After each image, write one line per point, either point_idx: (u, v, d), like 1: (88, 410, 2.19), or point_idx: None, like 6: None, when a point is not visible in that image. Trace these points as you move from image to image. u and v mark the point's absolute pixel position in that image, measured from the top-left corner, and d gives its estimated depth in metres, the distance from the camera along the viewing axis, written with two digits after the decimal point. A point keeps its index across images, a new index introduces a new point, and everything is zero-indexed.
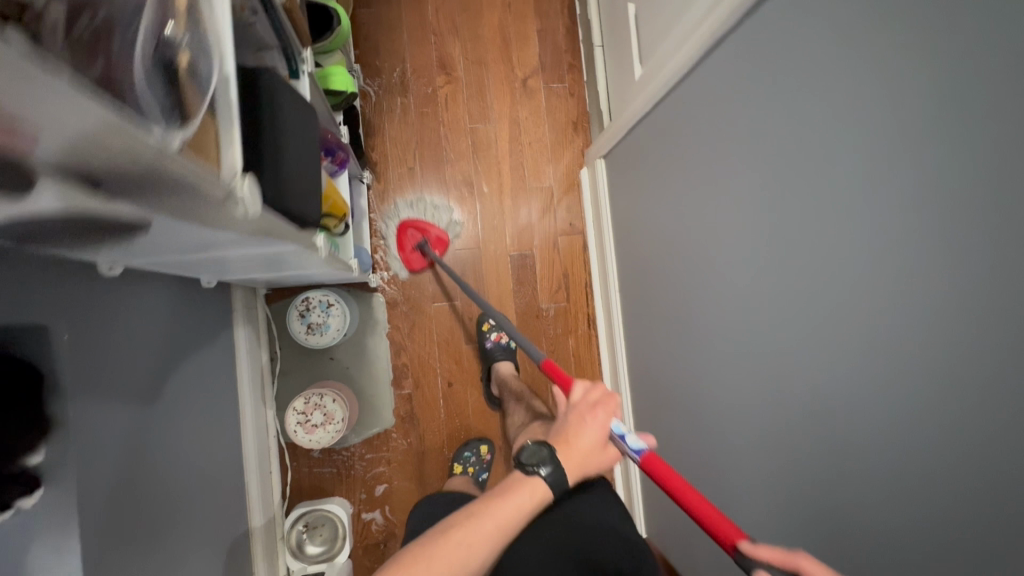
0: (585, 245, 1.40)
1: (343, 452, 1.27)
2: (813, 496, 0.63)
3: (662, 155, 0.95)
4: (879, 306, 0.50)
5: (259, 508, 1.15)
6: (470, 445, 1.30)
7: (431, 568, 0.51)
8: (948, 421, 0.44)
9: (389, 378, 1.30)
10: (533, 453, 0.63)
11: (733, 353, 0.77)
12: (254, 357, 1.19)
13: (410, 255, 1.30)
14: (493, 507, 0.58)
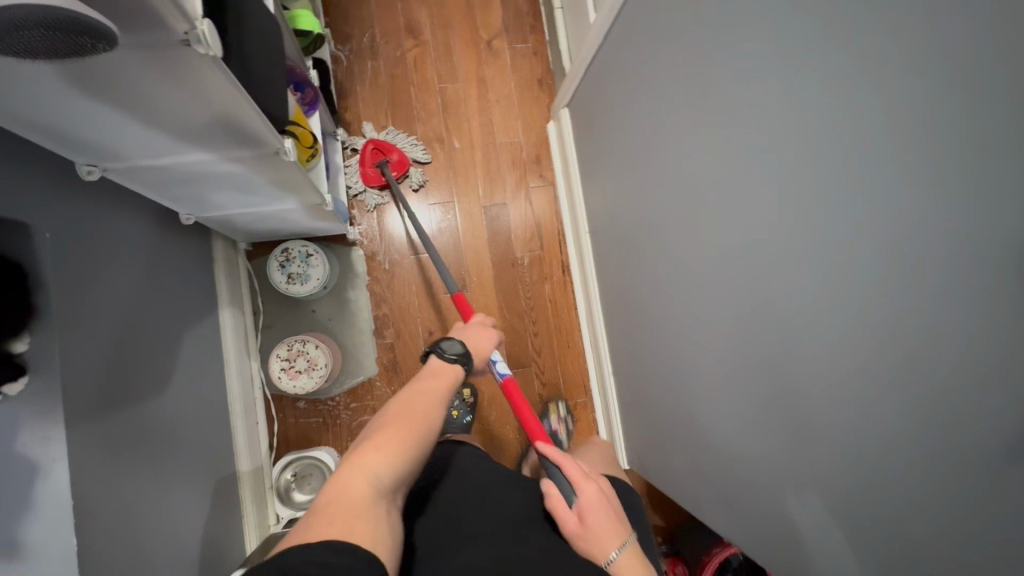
0: (555, 195, 1.46)
1: (328, 402, 1.30)
2: (761, 345, 0.68)
3: (612, 80, 1.01)
4: (789, 137, 0.55)
5: (246, 454, 1.17)
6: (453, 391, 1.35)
7: (411, 399, 0.62)
8: (850, 217, 0.49)
9: (370, 329, 1.33)
10: (448, 343, 0.77)
11: (684, 241, 0.82)
12: (237, 308, 1.23)
13: (370, 171, 1.34)
14: (433, 374, 0.71)
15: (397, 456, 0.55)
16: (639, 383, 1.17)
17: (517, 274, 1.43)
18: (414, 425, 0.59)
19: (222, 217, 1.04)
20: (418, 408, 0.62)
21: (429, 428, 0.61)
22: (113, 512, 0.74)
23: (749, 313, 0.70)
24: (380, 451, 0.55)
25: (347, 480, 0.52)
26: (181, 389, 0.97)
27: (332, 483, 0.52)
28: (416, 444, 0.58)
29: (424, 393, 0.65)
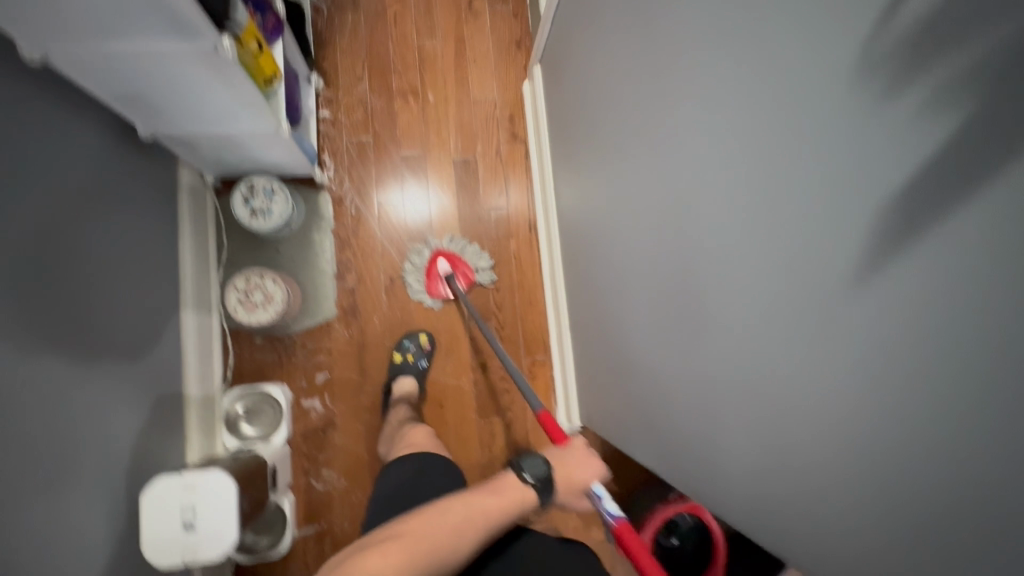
0: (526, 154, 1.48)
1: (285, 340, 1.32)
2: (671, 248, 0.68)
3: (569, 20, 1.02)
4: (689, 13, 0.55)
5: (195, 380, 1.19)
6: (410, 335, 1.35)
7: (438, 526, 0.70)
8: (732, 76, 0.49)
9: (332, 271, 1.35)
10: (531, 463, 0.86)
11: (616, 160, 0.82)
12: (200, 239, 1.25)
13: (433, 283, 1.37)
14: (496, 493, 0.80)
15: (398, 568, 0.62)
16: (591, 332, 1.16)
17: (484, 229, 1.44)
18: (443, 552, 0.67)
19: (184, 138, 1.07)
20: (451, 518, 0.72)
21: (452, 551, 0.69)
22: (43, 388, 0.76)
23: (665, 220, 0.70)
24: (398, 545, 0.65)
25: (349, 573, 0.61)
26: (130, 297, 1.00)
27: (337, 569, 0.62)
28: (426, 565, 0.65)
29: (474, 512, 0.74)
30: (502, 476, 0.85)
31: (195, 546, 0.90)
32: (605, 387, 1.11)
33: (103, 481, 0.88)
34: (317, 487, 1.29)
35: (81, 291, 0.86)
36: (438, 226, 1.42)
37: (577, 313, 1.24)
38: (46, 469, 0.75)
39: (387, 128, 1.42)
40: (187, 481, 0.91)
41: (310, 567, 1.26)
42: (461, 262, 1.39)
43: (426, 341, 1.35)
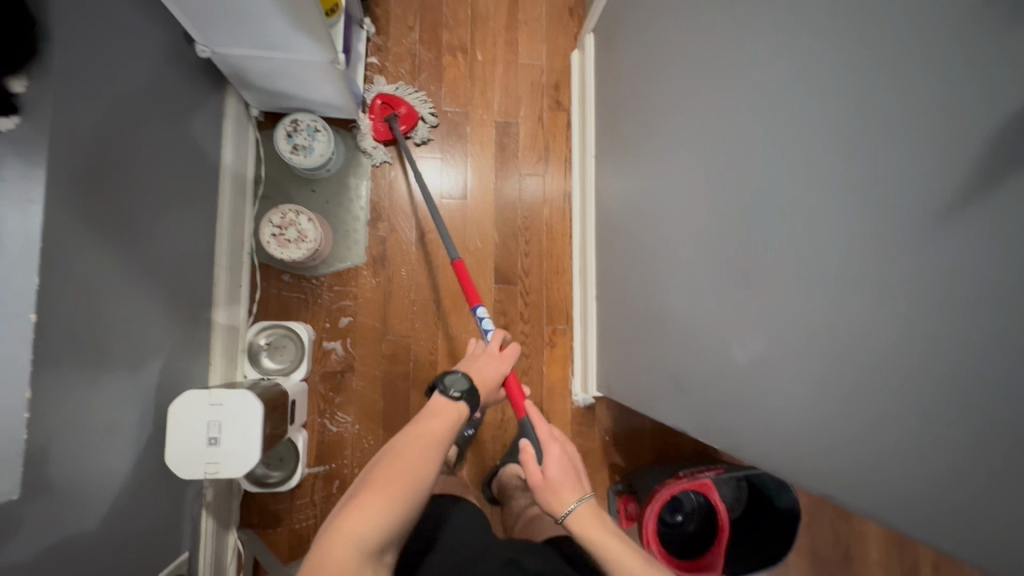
0: (568, 123, 1.47)
1: (313, 280, 1.33)
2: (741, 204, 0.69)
3: None
4: None
5: (224, 308, 1.20)
6: None
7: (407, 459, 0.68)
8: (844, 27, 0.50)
9: (365, 218, 1.36)
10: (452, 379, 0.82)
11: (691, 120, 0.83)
12: (240, 171, 1.25)
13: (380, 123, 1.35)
14: (432, 415, 0.76)
15: (384, 514, 0.61)
16: (621, 301, 1.17)
17: (518, 193, 1.44)
18: (408, 492, 0.65)
19: (240, 61, 1.07)
20: (409, 453, 0.69)
21: (423, 485, 0.67)
22: (94, 282, 0.77)
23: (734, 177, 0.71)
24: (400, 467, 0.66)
25: (328, 546, 0.58)
26: (175, 213, 1.00)
27: (320, 543, 0.59)
28: (410, 500, 0.64)
29: (418, 444, 0.71)
30: (434, 402, 0.79)
31: (218, 462, 0.91)
32: (631, 355, 1.11)
33: (136, 385, 0.89)
34: (330, 429, 1.30)
35: (131, 197, 0.87)
36: (472, 185, 1.43)
37: (609, 282, 1.24)
38: (89, 360, 0.76)
39: (433, 82, 1.42)
40: (215, 397, 0.91)
41: (317, 505, 1.27)
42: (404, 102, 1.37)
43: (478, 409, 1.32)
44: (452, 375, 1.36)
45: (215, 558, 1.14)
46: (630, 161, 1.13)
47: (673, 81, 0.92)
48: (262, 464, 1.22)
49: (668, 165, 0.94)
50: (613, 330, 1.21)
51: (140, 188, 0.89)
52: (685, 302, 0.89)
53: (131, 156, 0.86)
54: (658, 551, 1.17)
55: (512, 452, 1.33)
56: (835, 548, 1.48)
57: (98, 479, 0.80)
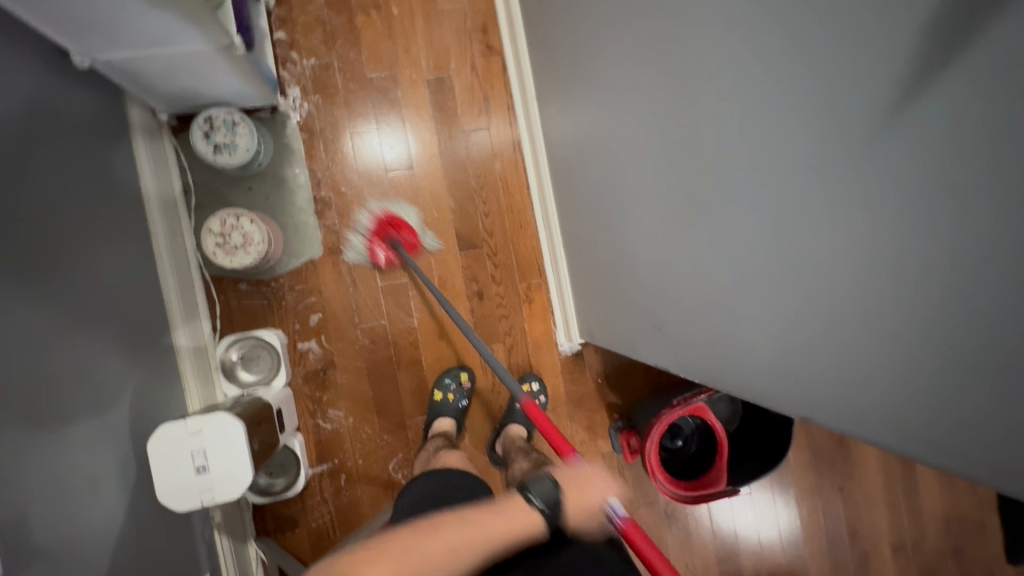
0: (503, 67, 1.38)
1: (273, 283, 1.27)
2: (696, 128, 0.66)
3: None
4: None
5: (184, 330, 1.15)
6: (450, 373, 1.33)
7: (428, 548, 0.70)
8: None
9: (311, 208, 1.29)
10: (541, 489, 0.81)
11: (629, 46, 0.79)
12: (164, 184, 1.17)
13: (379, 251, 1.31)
14: (512, 518, 0.78)
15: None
16: (588, 246, 1.14)
17: (465, 151, 1.37)
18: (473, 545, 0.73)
19: (129, 65, 0.97)
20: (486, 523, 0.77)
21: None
22: (28, 336, 0.72)
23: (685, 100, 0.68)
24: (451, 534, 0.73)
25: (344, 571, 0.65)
26: (102, 244, 0.93)
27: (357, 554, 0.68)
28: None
29: (473, 533, 0.74)
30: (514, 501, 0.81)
31: (212, 487, 0.90)
32: (605, 297, 1.10)
33: (104, 430, 0.86)
34: (325, 427, 1.29)
35: (50, 238, 0.80)
36: (417, 151, 1.35)
37: (574, 229, 1.20)
38: (46, 419, 0.73)
39: (350, 48, 1.31)
40: (192, 426, 0.89)
41: (329, 501, 1.28)
42: (406, 224, 1.32)
43: (468, 378, 1.33)
44: (436, 351, 1.35)
45: (239, 572, 1.16)
46: (571, 99, 1.07)
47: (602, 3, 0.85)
48: (265, 475, 1.20)
49: (610, 97, 0.89)
50: (586, 277, 1.19)
51: (56, 226, 0.82)
52: (651, 237, 0.87)
53: (37, 194, 0.79)
54: (663, 478, 1.20)
55: (509, 412, 1.34)
56: (831, 438, 1.55)
57: (92, 531, 0.78)
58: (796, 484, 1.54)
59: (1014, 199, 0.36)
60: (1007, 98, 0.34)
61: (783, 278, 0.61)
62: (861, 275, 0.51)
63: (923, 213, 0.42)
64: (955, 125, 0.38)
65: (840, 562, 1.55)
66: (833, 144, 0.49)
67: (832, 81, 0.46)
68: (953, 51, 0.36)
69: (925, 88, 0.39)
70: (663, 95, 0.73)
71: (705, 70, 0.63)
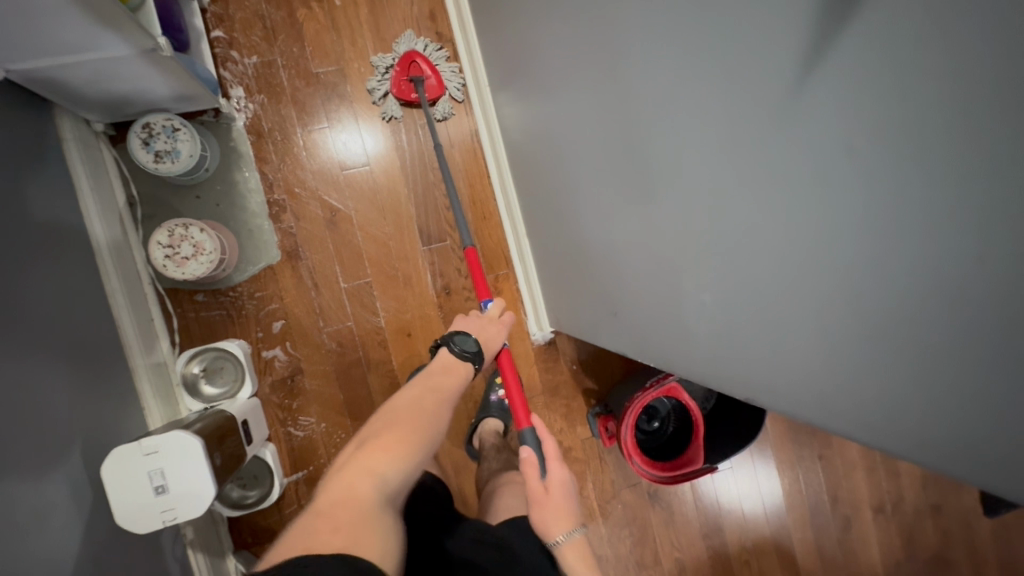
0: (455, 54, 1.34)
1: (231, 292, 1.24)
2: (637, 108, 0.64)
3: None
4: None
5: (139, 347, 1.11)
6: (421, 371, 1.31)
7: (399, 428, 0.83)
8: None
9: (264, 212, 1.25)
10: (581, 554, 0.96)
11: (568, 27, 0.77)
12: (105, 197, 1.12)
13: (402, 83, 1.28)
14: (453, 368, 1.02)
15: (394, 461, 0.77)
16: (547, 233, 1.12)
17: (422, 143, 1.33)
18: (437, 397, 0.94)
19: (53, 73, 0.92)
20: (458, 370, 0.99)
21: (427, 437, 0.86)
22: None
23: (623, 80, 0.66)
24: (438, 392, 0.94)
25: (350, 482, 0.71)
26: (37, 262, 0.89)
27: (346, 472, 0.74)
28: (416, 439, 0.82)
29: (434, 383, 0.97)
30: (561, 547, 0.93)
31: (173, 505, 0.88)
32: (568, 284, 1.08)
33: (53, 458, 0.82)
34: (297, 434, 1.27)
35: None
36: (372, 147, 1.31)
37: (535, 217, 1.18)
38: None
39: (293, 43, 1.26)
40: (146, 446, 0.86)
41: (306, 509, 1.27)
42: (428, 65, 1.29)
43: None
44: (406, 350, 1.33)
45: None
46: (519, 83, 1.04)
47: None
48: (238, 487, 1.19)
49: (556, 78, 0.86)
50: (550, 265, 1.18)
51: None
52: (605, 222, 0.85)
53: None
54: (640, 461, 1.20)
55: (484, 406, 1.32)
56: None
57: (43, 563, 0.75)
58: (776, 456, 1.55)
59: (945, 157, 0.34)
60: (928, 53, 0.32)
61: (732, 255, 0.60)
62: (805, 247, 0.49)
63: (857, 178, 0.41)
64: (883, 83, 0.36)
65: (822, 529, 1.58)
66: (769, 112, 0.47)
67: (757, 51, 0.45)
68: (875, 4, 0.34)
69: (852, 46, 0.37)
70: (606, 72, 0.71)
71: (640, 47, 0.61)
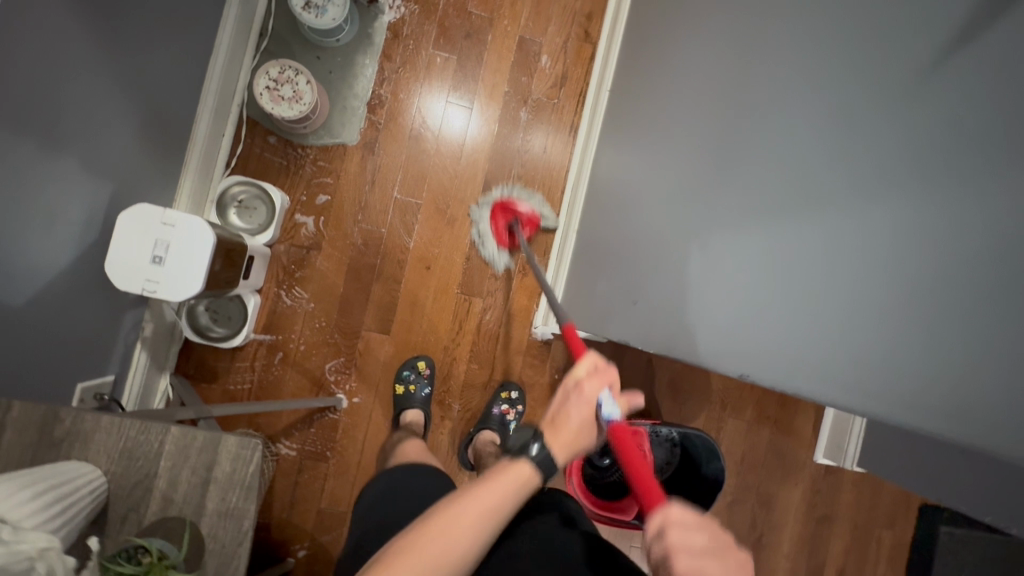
0: (592, 56, 1.41)
1: (300, 149, 1.29)
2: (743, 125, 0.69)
3: None
4: None
5: (200, 149, 1.16)
6: (408, 363, 1.32)
7: (419, 548, 0.58)
8: None
9: (365, 100, 1.32)
10: None
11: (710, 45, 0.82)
12: (244, 15, 1.20)
13: (501, 231, 1.35)
14: (489, 483, 0.67)
15: None
16: (596, 235, 1.15)
17: (525, 112, 1.39)
18: (486, 529, 0.62)
19: None
20: (506, 473, 0.67)
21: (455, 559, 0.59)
22: (61, 56, 0.74)
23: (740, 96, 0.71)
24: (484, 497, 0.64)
25: None
26: (160, 22, 0.95)
27: None
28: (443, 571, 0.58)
29: (480, 513, 0.63)
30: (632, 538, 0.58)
31: (159, 280, 0.89)
32: (593, 282, 1.10)
33: (85, 182, 0.86)
34: (285, 301, 1.28)
35: None
36: (483, 93, 1.38)
37: (592, 219, 1.21)
38: (32, 132, 0.72)
39: None
40: (168, 216, 0.89)
41: (255, 372, 1.27)
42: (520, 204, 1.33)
43: (426, 367, 1.31)
44: (418, 280, 1.35)
45: (141, 394, 1.13)
46: (639, 93, 1.09)
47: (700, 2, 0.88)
48: (208, 316, 1.22)
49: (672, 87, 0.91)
50: (583, 266, 1.20)
51: None
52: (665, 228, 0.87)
53: None
54: (577, 483, 1.18)
55: (485, 418, 1.31)
56: (751, 533, 1.45)
57: (26, 257, 0.76)
58: None
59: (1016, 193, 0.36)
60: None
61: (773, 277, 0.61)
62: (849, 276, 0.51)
63: (928, 204, 0.42)
64: (983, 116, 0.38)
65: None
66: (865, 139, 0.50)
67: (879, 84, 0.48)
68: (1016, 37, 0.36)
69: (968, 77, 0.40)
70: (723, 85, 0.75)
71: (768, 70, 0.65)
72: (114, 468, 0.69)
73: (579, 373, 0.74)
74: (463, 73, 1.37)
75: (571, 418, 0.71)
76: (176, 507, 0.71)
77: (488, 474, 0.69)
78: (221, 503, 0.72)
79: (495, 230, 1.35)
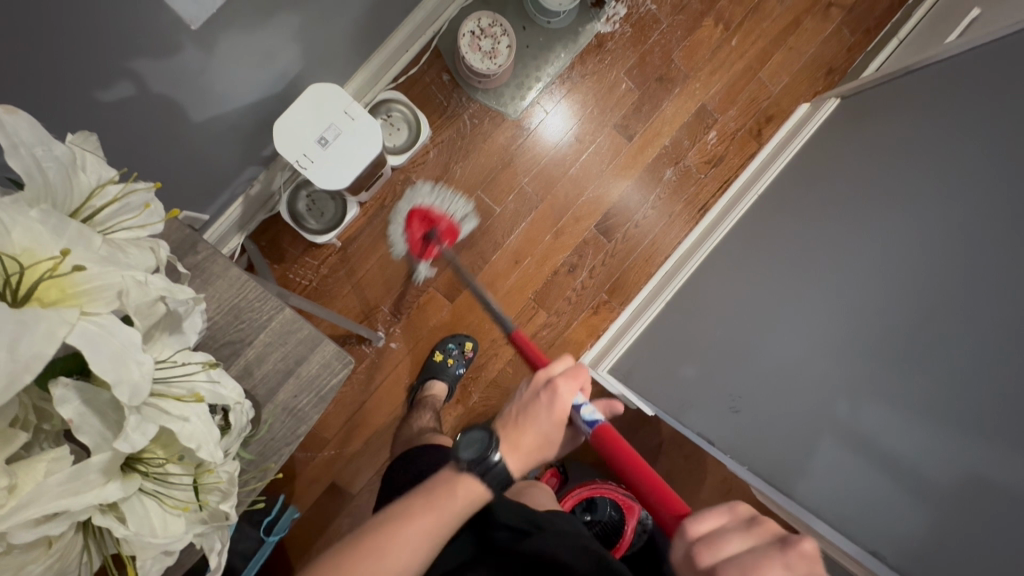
0: (753, 153, 1.43)
1: (464, 99, 1.30)
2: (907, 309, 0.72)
3: (923, 93, 1.00)
4: None
5: (385, 55, 1.16)
6: (455, 338, 1.30)
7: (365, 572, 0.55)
8: None
9: (543, 85, 1.34)
10: None
11: (891, 214, 0.84)
12: None
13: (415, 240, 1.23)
14: (436, 502, 0.59)
15: None
16: (687, 317, 1.17)
17: (669, 171, 1.41)
18: (437, 539, 0.58)
19: None
20: (401, 544, 0.57)
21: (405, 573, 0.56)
22: None
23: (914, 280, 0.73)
24: (384, 565, 0.56)
25: None
26: None
27: None
28: None
29: (431, 524, 0.58)
30: None
31: (313, 161, 0.89)
32: (672, 361, 1.12)
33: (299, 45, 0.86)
34: (377, 225, 1.28)
35: None
36: (642, 135, 1.39)
37: (686, 299, 1.22)
38: None
39: (682, 29, 1.39)
40: (351, 109, 0.89)
41: (318, 274, 1.26)
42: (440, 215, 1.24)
43: (471, 349, 1.30)
44: (502, 268, 1.34)
45: (217, 242, 1.12)
46: (792, 214, 1.11)
47: (897, 171, 0.90)
48: (306, 204, 1.21)
49: (841, 232, 0.93)
50: (661, 337, 1.21)
51: None
52: (780, 355, 0.90)
53: None
54: None
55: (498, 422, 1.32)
56: None
57: (227, 84, 0.77)
58: None
59: None
60: None
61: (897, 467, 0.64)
62: None
63: None
64: None
65: None
66: None
67: None
68: None
69: None
70: (899, 258, 0.78)
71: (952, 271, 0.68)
72: (218, 317, 0.69)
73: (554, 370, 0.64)
74: (635, 108, 1.38)
75: (536, 425, 0.60)
76: (251, 381, 0.70)
77: (439, 479, 0.62)
78: (291, 399, 0.71)
79: (410, 237, 1.23)
